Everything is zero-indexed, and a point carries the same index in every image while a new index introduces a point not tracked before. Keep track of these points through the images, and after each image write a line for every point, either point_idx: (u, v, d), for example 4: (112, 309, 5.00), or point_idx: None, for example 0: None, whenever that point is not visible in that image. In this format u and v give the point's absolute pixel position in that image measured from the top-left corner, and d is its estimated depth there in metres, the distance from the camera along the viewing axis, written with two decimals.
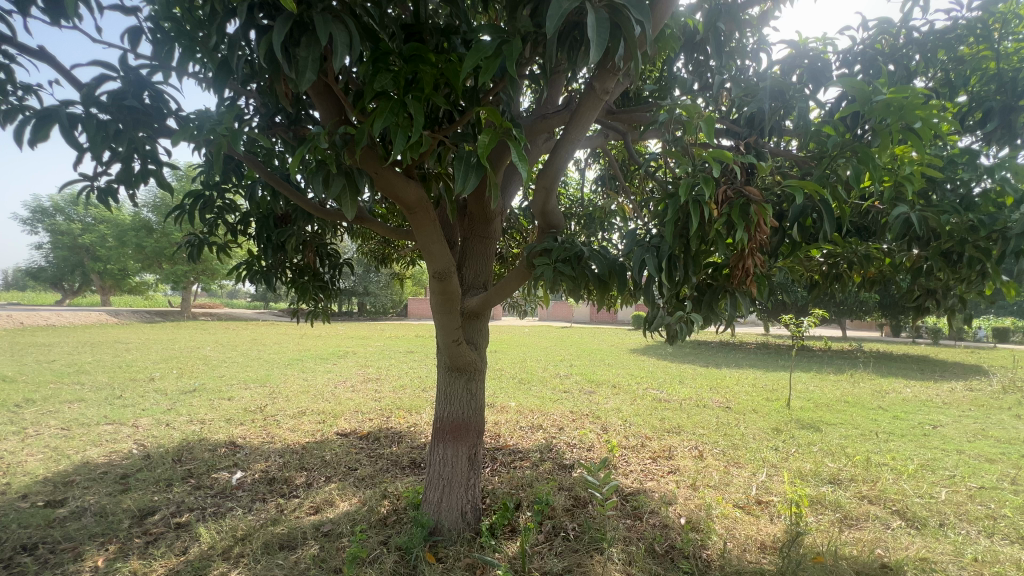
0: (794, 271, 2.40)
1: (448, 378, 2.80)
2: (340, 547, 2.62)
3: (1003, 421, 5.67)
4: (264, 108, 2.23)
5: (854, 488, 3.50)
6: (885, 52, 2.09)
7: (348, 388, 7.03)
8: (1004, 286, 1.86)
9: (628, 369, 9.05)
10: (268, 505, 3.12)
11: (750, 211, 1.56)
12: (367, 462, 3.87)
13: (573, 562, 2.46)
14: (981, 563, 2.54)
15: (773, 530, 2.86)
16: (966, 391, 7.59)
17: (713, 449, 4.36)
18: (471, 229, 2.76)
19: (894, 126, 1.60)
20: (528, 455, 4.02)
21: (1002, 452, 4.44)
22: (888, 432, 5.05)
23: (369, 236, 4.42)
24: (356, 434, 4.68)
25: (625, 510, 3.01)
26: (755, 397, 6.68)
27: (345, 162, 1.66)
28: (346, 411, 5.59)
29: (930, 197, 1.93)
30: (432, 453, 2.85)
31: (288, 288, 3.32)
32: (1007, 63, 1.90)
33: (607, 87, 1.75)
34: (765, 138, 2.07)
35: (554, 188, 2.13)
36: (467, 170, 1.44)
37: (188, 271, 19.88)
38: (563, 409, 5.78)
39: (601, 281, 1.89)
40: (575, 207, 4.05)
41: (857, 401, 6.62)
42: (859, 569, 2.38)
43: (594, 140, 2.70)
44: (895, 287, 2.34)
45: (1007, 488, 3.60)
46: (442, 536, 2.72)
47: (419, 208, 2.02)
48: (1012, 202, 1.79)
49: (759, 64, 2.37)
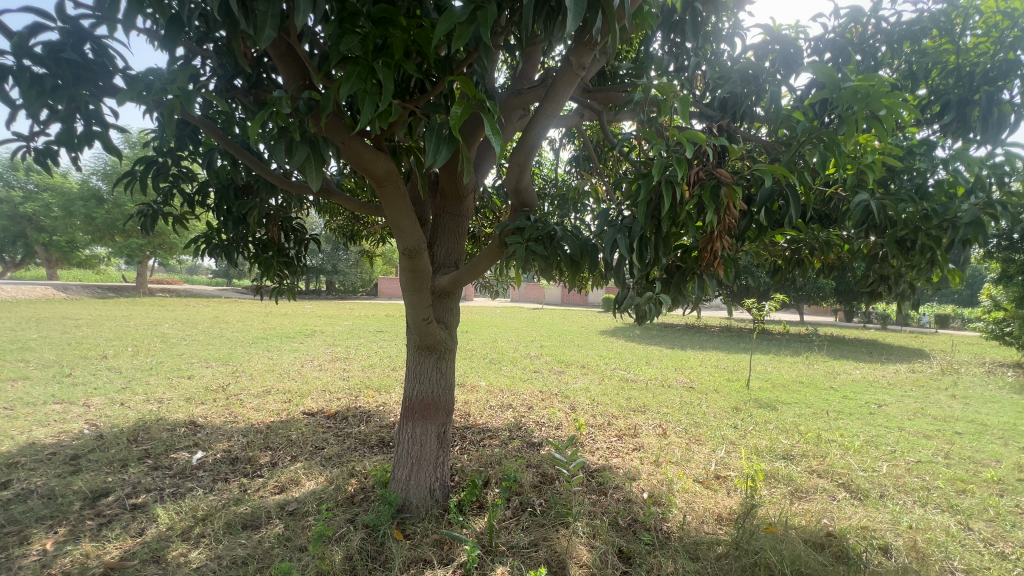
0: (759, 256, 2.47)
1: (416, 357, 2.77)
2: (305, 525, 2.59)
3: (939, 401, 6.09)
4: (222, 70, 2.07)
5: (805, 463, 3.70)
6: (854, 42, 2.12)
7: (316, 366, 6.92)
8: (951, 273, 1.97)
9: (597, 350, 9.25)
10: (231, 485, 3.05)
11: (720, 193, 1.57)
12: (334, 441, 3.83)
13: (539, 536, 2.53)
14: (915, 530, 2.73)
15: (729, 502, 3.00)
16: (908, 372, 8.11)
17: (676, 427, 4.52)
18: (443, 206, 2.72)
19: (859, 113, 1.64)
20: (497, 434, 4.05)
21: (939, 429, 4.77)
22: (838, 411, 5.34)
23: (336, 211, 4.27)
24: (323, 413, 4.62)
25: (591, 485, 3.11)
26: (717, 377, 6.97)
27: (309, 130, 1.57)
28: (313, 390, 5.50)
29: (888, 186, 2.00)
30: (400, 432, 2.83)
31: (250, 264, 3.14)
32: (965, 57, 1.95)
33: (584, 63, 1.72)
34: (737, 122, 2.11)
35: (528, 165, 2.10)
36: (439, 142, 1.39)
37: (144, 245, 18.94)
38: (532, 389, 5.84)
39: (571, 261, 1.89)
40: (548, 187, 4.04)
41: (811, 381, 6.97)
42: (806, 537, 2.51)
43: (569, 119, 2.65)
44: (850, 273, 2.42)
45: (940, 462, 3.87)
46: (409, 513, 2.72)
47: (389, 181, 1.95)
48: (962, 192, 1.87)
49: (734, 49, 2.35)
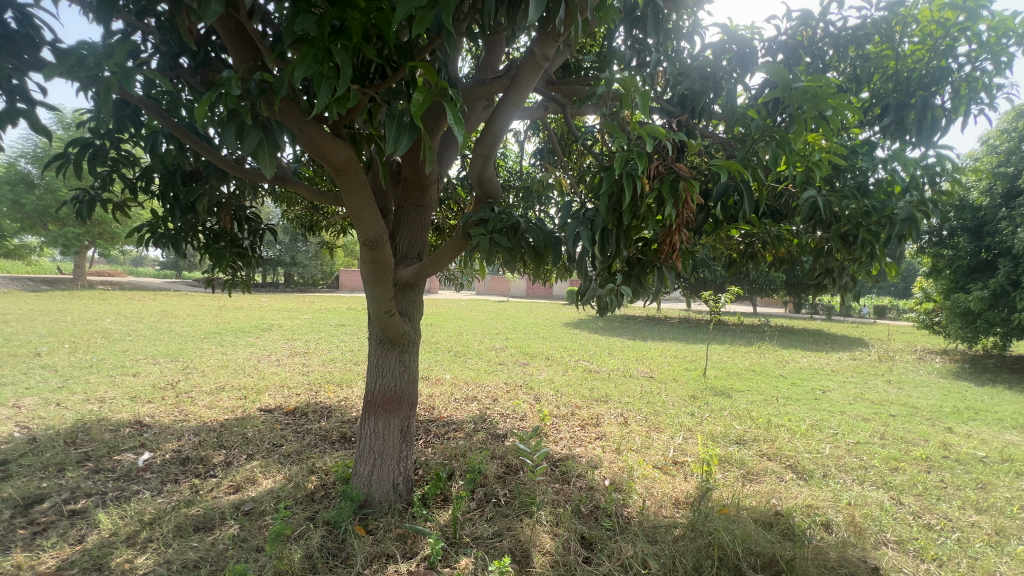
0: (715, 250, 2.55)
1: (379, 350, 2.72)
2: (262, 525, 2.51)
3: (876, 385, 6.54)
4: (165, 47, 1.93)
5: (756, 447, 3.89)
6: (805, 45, 2.20)
7: (273, 361, 6.68)
8: (887, 266, 2.12)
9: (561, 342, 9.38)
10: (181, 487, 2.91)
11: (678, 187, 1.61)
12: (293, 438, 3.72)
13: (503, 526, 2.55)
14: (854, 506, 2.94)
15: (686, 486, 3.12)
16: (850, 360, 8.66)
17: (636, 415, 4.66)
18: (406, 196, 2.66)
19: (808, 113, 1.71)
20: (461, 427, 4.04)
21: (875, 412, 5.12)
22: (787, 397, 5.64)
23: (294, 200, 4.11)
24: (281, 410, 4.47)
25: (555, 475, 3.16)
26: (676, 367, 7.21)
27: (261, 114, 1.50)
28: (271, 386, 5.31)
29: (833, 183, 2.12)
30: (363, 427, 2.78)
31: (200, 254, 2.98)
32: (904, 63, 2.05)
33: (547, 54, 1.72)
34: (694, 119, 2.17)
35: (492, 156, 2.08)
36: (399, 130, 1.35)
37: (81, 234, 17.65)
38: (497, 381, 5.86)
39: (535, 253, 1.90)
40: (513, 179, 4.04)
41: (762, 370, 7.33)
42: (756, 517, 2.64)
43: (533, 111, 2.65)
44: (799, 266, 2.54)
45: (877, 442, 4.16)
46: (372, 508, 2.69)
47: (348, 169, 1.89)
48: (899, 190, 2.01)
49: (693, 47, 2.39)
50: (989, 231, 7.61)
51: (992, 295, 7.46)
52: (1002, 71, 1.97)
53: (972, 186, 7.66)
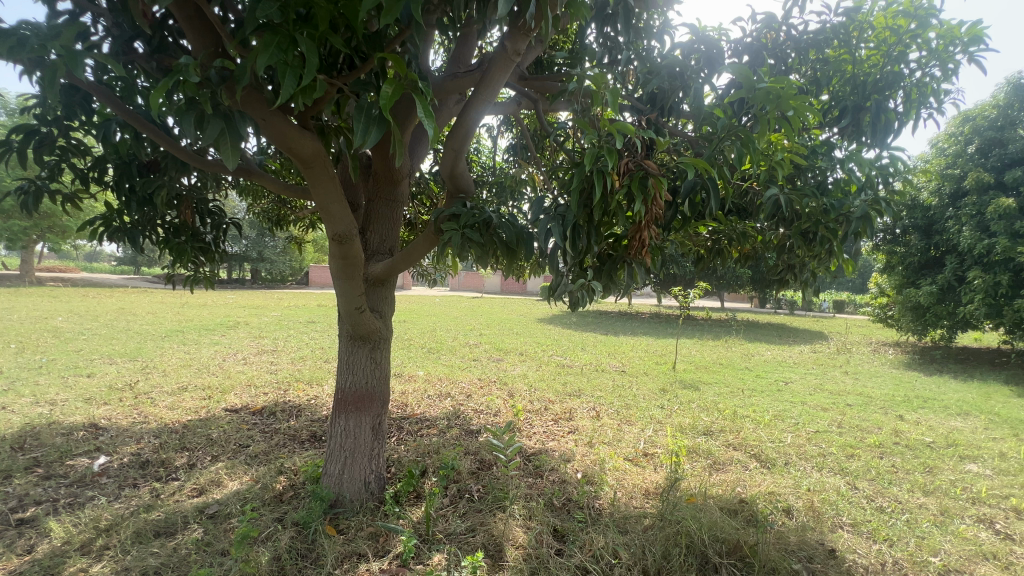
0: (684, 246, 2.61)
1: (349, 347, 2.67)
2: (228, 528, 2.44)
3: (835, 376, 6.84)
4: (117, 30, 1.83)
5: (723, 437, 4.02)
6: (769, 47, 2.26)
7: (240, 360, 6.47)
8: (844, 262, 2.23)
9: (535, 337, 9.43)
10: (140, 491, 2.79)
11: (647, 184, 1.64)
12: (260, 438, 3.62)
13: (476, 521, 2.56)
14: (813, 492, 3.07)
15: (656, 477, 3.19)
16: (811, 352, 9.03)
17: (608, 409, 4.74)
18: (376, 190, 2.62)
19: (771, 113, 1.76)
20: (435, 423, 4.02)
21: (833, 402, 5.36)
22: (752, 388, 5.84)
23: (260, 193, 3.99)
24: (248, 410, 4.34)
25: (528, 469, 3.19)
26: (647, 361, 7.36)
27: (223, 103, 1.44)
28: (236, 385, 5.15)
29: (795, 182, 2.19)
30: (333, 426, 2.73)
31: (159, 249, 2.85)
32: (861, 67, 2.13)
33: (519, 49, 1.71)
34: (664, 117, 2.22)
35: (463, 151, 2.07)
36: (368, 122, 1.32)
37: (28, 228, 16.65)
38: (471, 377, 5.85)
39: (507, 248, 1.90)
40: (487, 174, 4.03)
41: (729, 363, 7.57)
42: (722, 505, 2.72)
43: (506, 106, 2.64)
44: (763, 262, 2.63)
45: (834, 430, 4.36)
46: (343, 507, 2.65)
47: (316, 162, 1.84)
48: (854, 189, 2.10)
49: (663, 47, 2.43)
50: (937, 230, 8.08)
51: (939, 290, 7.91)
52: (949, 77, 2.08)
53: (923, 187, 8.10)
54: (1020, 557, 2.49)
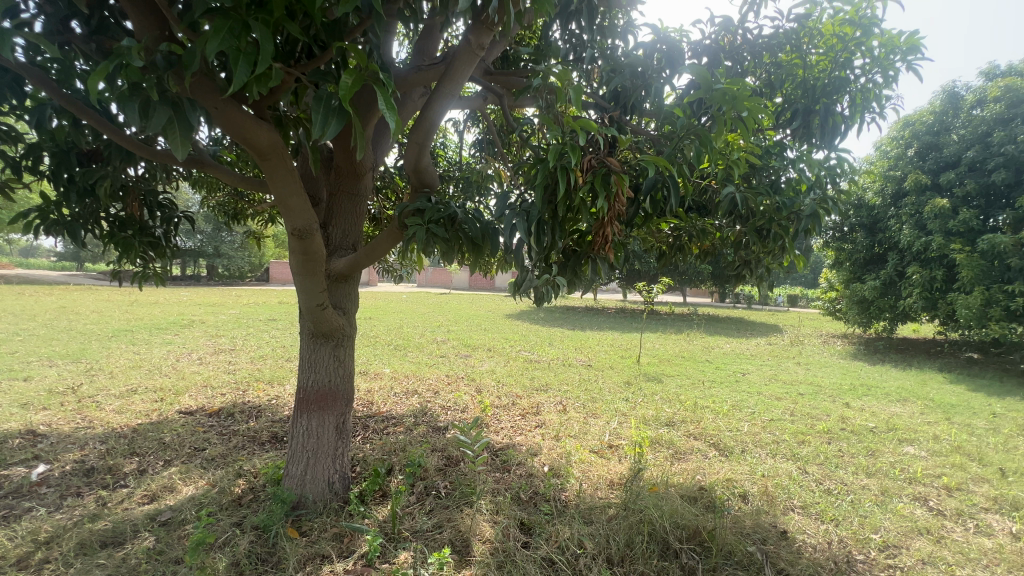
0: (646, 242, 2.67)
1: (311, 344, 2.61)
2: (182, 535, 2.34)
3: (789, 367, 7.19)
4: (50, 8, 1.71)
5: (684, 428, 4.15)
6: (725, 50, 2.33)
7: (195, 360, 6.19)
8: (795, 258, 2.34)
9: (503, 333, 9.46)
10: (85, 500, 2.64)
11: (610, 181, 1.67)
12: (217, 441, 3.48)
13: (443, 518, 2.55)
14: (767, 477, 3.22)
15: (620, 468, 3.27)
16: (766, 345, 9.45)
17: (575, 402, 4.81)
18: (338, 184, 2.56)
19: (728, 114, 1.82)
20: (401, 421, 3.97)
21: (787, 392, 5.63)
22: (712, 380, 6.07)
23: (215, 186, 3.82)
24: (204, 411, 4.16)
25: (496, 464, 3.20)
26: (612, 355, 7.52)
27: (170, 90, 1.36)
28: (192, 387, 4.93)
29: (751, 180, 2.27)
30: (294, 425, 2.66)
31: (103, 244, 2.68)
32: (811, 72, 2.21)
33: (483, 43, 1.71)
34: (626, 115, 2.24)
35: (427, 146, 2.04)
36: (327, 114, 1.28)
37: None
38: (438, 374, 5.81)
39: (472, 244, 1.89)
40: (453, 169, 4.00)
41: (690, 355, 7.82)
42: (683, 493, 2.82)
43: (472, 101, 2.62)
44: (721, 258, 2.72)
45: (788, 418, 4.59)
46: (306, 509, 2.58)
47: (273, 154, 1.78)
48: (804, 188, 2.20)
49: (627, 46, 2.46)
50: (881, 228, 8.59)
51: (882, 284, 8.42)
52: (890, 84, 2.21)
53: (868, 188, 8.59)
54: (949, 531, 2.69)
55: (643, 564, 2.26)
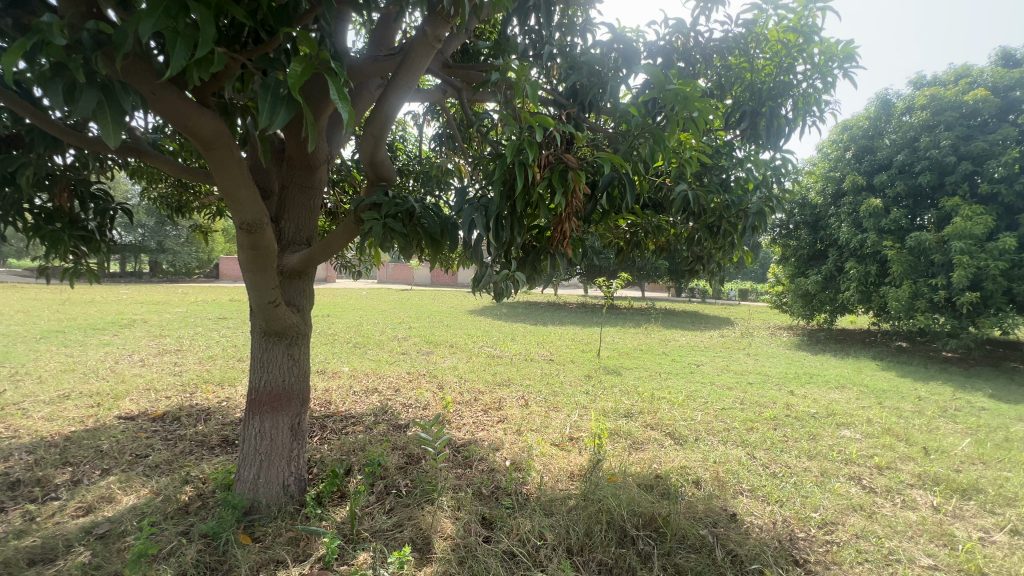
0: (604, 238, 2.72)
1: (263, 343, 2.50)
2: (122, 547, 2.20)
3: (740, 358, 7.53)
4: None
5: (642, 418, 4.28)
6: (679, 51, 2.40)
7: (136, 362, 5.82)
8: (744, 254, 2.45)
9: (466, 329, 9.41)
10: (9, 516, 2.43)
11: (567, 177, 1.68)
12: (162, 447, 3.29)
13: (404, 516, 2.52)
14: (718, 463, 3.37)
15: (580, 460, 3.33)
16: (719, 337, 9.87)
17: (536, 397, 4.86)
18: (290, 176, 2.46)
19: (680, 113, 1.88)
20: (361, 420, 3.89)
21: (737, 381, 5.90)
22: (668, 372, 6.28)
23: (157, 177, 3.59)
24: (146, 416, 3.92)
25: (457, 460, 3.19)
26: (573, 349, 7.64)
27: (100, 71, 1.26)
28: (133, 390, 4.63)
29: (703, 178, 2.35)
30: (246, 428, 2.56)
31: (27, 238, 2.46)
32: (758, 75, 2.31)
33: (440, 35, 1.73)
34: (584, 113, 2.28)
35: (383, 138, 2.00)
36: (275, 103, 1.22)
37: None
38: (399, 371, 5.72)
39: (431, 238, 1.87)
40: (413, 163, 3.93)
41: (648, 348, 8.06)
42: (640, 481, 2.90)
43: (430, 94, 2.59)
44: (676, 253, 2.80)
45: (738, 407, 4.81)
46: (259, 514, 2.49)
47: (218, 143, 1.69)
48: (751, 187, 2.31)
49: (585, 43, 2.49)
50: (822, 226, 9.13)
51: (823, 279, 8.95)
52: (829, 89, 2.34)
53: (811, 188, 9.10)
54: (880, 506, 2.91)
55: (601, 552, 2.31)
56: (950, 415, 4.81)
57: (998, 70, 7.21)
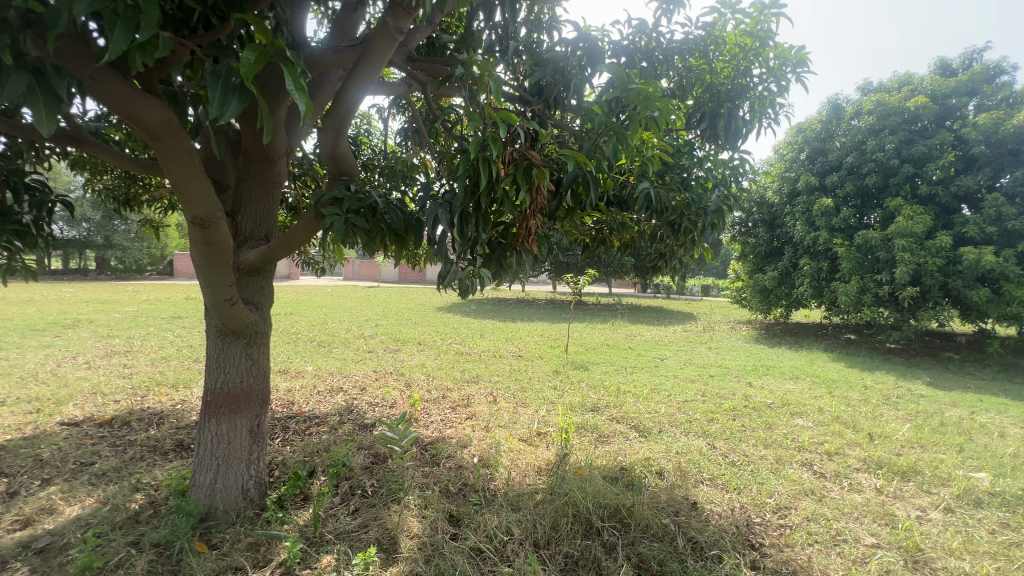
0: (570, 234, 2.75)
1: (219, 343, 2.41)
2: (64, 561, 2.07)
3: (702, 351, 7.78)
4: None
5: (608, 412, 4.36)
6: (642, 51, 2.44)
7: (81, 364, 5.48)
8: (703, 250, 2.53)
9: (434, 326, 9.33)
10: None
11: (531, 173, 1.69)
12: (110, 453, 3.12)
13: (370, 517, 2.49)
14: (680, 454, 3.48)
15: (547, 454, 3.36)
16: (682, 331, 10.17)
17: (505, 393, 4.87)
18: (247, 169, 2.37)
19: (642, 113, 1.91)
20: (325, 420, 3.80)
21: (699, 374, 6.10)
22: (634, 366, 6.42)
23: (101, 168, 3.38)
24: (92, 422, 3.70)
25: (424, 458, 3.17)
26: (542, 345, 7.70)
27: (29, 53, 1.17)
28: (77, 395, 4.36)
29: (664, 177, 2.41)
30: (201, 431, 2.46)
31: None
32: (717, 77, 2.39)
33: (402, 28, 1.69)
34: (549, 110, 2.29)
35: (344, 131, 1.94)
36: (226, 92, 1.17)
37: None
38: (365, 370, 5.62)
39: (395, 234, 1.84)
40: (378, 157, 3.86)
41: (614, 343, 8.22)
42: (605, 474, 2.96)
43: (394, 87, 2.54)
44: (640, 250, 2.87)
45: (700, 398, 4.97)
46: (216, 520, 2.40)
47: (166, 133, 1.60)
48: (710, 186, 2.38)
49: (550, 39, 2.50)
50: (778, 224, 9.53)
51: (779, 275, 9.35)
52: (783, 93, 2.43)
53: (768, 187, 9.48)
54: (829, 490, 3.07)
55: (568, 544, 2.34)
56: (892, 402, 5.12)
57: (936, 79, 7.70)
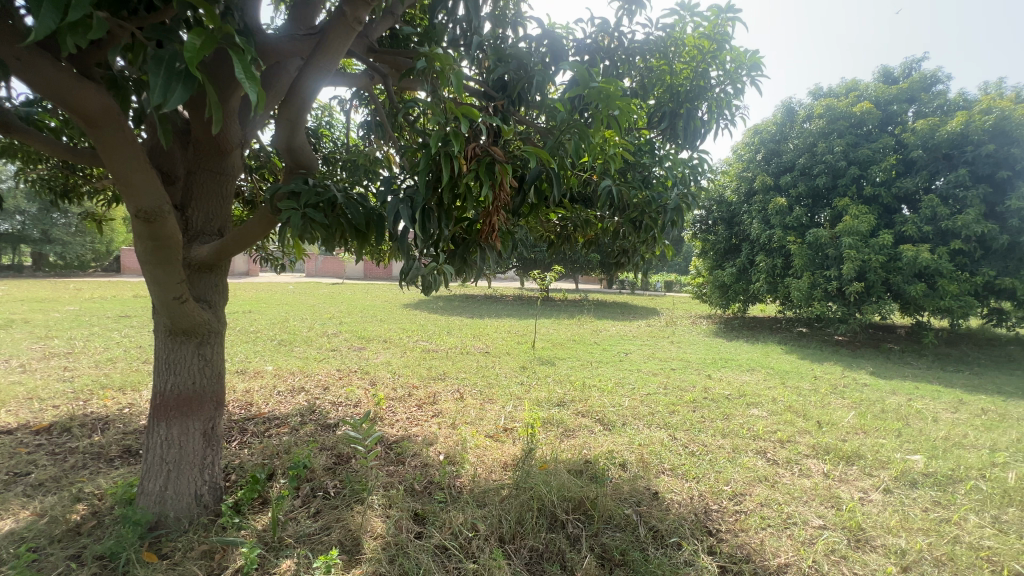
0: (535, 230, 2.76)
1: (169, 343, 2.29)
2: None
3: (664, 345, 8.01)
4: None
5: (573, 407, 4.42)
6: (605, 50, 2.46)
7: (15, 368, 5.10)
8: (663, 247, 2.59)
9: (400, 323, 9.21)
10: None
11: (494, 169, 1.69)
12: (48, 462, 2.92)
13: (332, 518, 2.43)
14: (643, 445, 3.57)
15: (513, 450, 3.38)
16: (646, 326, 10.43)
17: (471, 389, 4.86)
18: (197, 160, 2.26)
19: (603, 111, 1.93)
20: (285, 421, 3.68)
21: (662, 368, 6.27)
22: (599, 360, 6.54)
23: (35, 156, 3.14)
24: (27, 429, 3.45)
25: (389, 457, 3.12)
26: (509, 341, 7.73)
27: None
28: (10, 400, 4.05)
29: (627, 175, 2.45)
30: (150, 435, 2.34)
31: None
32: (677, 78, 2.44)
33: (360, 17, 1.64)
34: (513, 105, 2.28)
35: (300, 123, 1.88)
36: (169, 79, 1.11)
37: None
38: (328, 368, 5.48)
39: (355, 230, 1.80)
40: (339, 151, 3.75)
41: (580, 338, 8.34)
42: (570, 467, 3.01)
43: (355, 79, 2.47)
44: (603, 246, 2.91)
45: (662, 391, 5.11)
46: (167, 528, 2.29)
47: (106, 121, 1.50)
48: (669, 184, 2.44)
49: (515, 34, 2.49)
50: (736, 222, 9.89)
51: (737, 271, 9.72)
52: (738, 95, 2.51)
53: (727, 186, 9.82)
54: (781, 476, 3.22)
55: (533, 538, 2.37)
56: (840, 391, 5.42)
57: (879, 86, 8.17)
